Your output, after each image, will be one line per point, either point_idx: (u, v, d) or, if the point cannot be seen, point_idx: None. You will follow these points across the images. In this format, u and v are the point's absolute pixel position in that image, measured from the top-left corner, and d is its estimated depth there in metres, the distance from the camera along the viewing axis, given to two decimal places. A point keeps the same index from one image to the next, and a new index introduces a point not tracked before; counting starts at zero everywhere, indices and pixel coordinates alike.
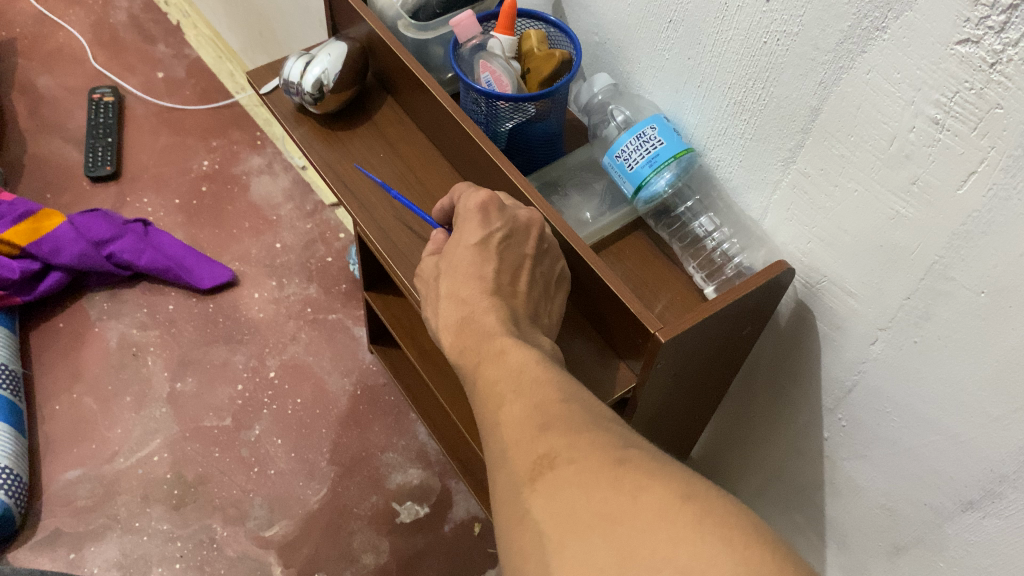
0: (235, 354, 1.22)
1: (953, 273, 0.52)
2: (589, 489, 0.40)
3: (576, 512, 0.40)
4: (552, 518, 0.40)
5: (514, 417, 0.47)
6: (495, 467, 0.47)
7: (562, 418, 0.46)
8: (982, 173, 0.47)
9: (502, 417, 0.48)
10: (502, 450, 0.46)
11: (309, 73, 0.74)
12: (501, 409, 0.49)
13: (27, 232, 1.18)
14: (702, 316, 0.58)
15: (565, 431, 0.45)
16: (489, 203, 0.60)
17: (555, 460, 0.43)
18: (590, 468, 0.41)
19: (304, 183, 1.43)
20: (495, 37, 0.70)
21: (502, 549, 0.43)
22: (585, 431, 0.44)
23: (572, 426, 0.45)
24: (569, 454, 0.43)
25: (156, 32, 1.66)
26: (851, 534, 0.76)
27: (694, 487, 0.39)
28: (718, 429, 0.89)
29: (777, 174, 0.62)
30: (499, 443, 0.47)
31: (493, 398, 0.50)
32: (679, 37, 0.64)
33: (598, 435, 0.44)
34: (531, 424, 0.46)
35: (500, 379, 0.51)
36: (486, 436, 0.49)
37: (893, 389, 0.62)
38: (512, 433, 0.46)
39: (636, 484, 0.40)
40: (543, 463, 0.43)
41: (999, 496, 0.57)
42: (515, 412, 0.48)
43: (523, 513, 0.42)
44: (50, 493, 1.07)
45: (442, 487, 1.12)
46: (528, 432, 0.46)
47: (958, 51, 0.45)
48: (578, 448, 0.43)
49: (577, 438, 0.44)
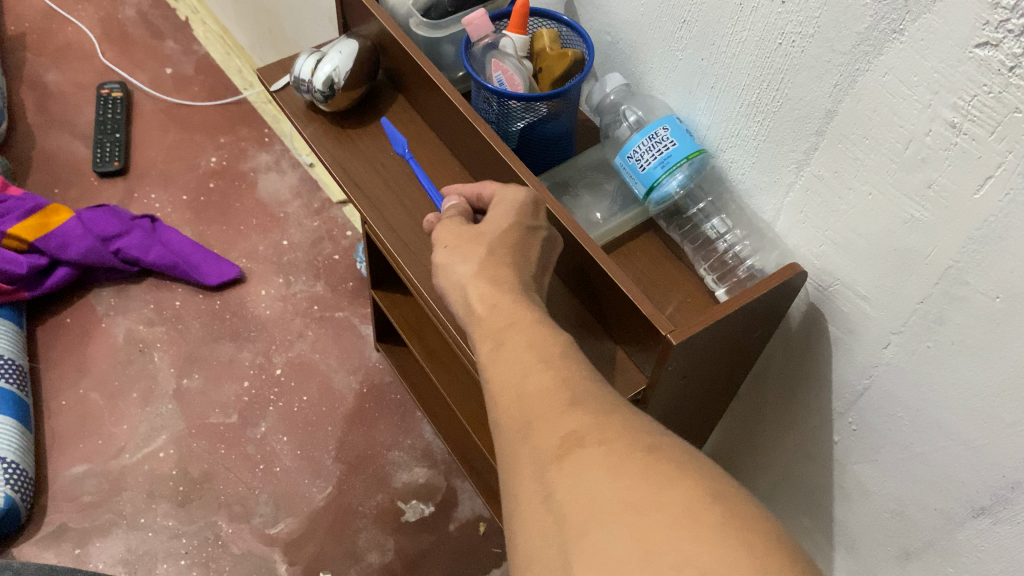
0: (242, 350, 1.22)
1: (968, 277, 0.51)
2: (615, 476, 0.39)
3: (601, 498, 0.39)
4: (577, 502, 0.39)
5: (537, 391, 0.46)
6: (512, 442, 0.45)
7: (592, 401, 0.45)
8: (1000, 178, 0.46)
9: (527, 386, 0.47)
10: (526, 425, 0.45)
11: (321, 70, 0.74)
12: (525, 377, 0.47)
13: (35, 228, 1.18)
14: (714, 318, 0.57)
15: (595, 414, 0.44)
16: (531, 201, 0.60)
17: (584, 441, 0.42)
18: (620, 453, 0.41)
19: (312, 180, 1.43)
20: (507, 36, 0.69)
21: (520, 529, 0.42)
22: (615, 417, 0.44)
23: (602, 410, 0.44)
24: (597, 437, 0.42)
25: (165, 28, 1.66)
26: (860, 538, 0.75)
27: (722, 488, 0.38)
28: (728, 429, 0.88)
29: (790, 177, 0.61)
30: (523, 414, 0.46)
31: (511, 368, 0.49)
32: (692, 37, 0.63)
33: (629, 423, 0.43)
34: (557, 400, 0.45)
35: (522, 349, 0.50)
36: (501, 401, 0.48)
37: (906, 394, 0.61)
38: (537, 408, 0.45)
39: (665, 476, 0.39)
40: (571, 443, 0.42)
41: (1011, 503, 0.56)
42: (544, 385, 0.46)
43: (547, 493, 0.41)
44: (55, 488, 1.07)
45: (448, 486, 1.12)
46: (556, 408, 0.45)
47: (976, 54, 0.44)
48: (608, 433, 0.42)
49: (607, 421, 0.43)
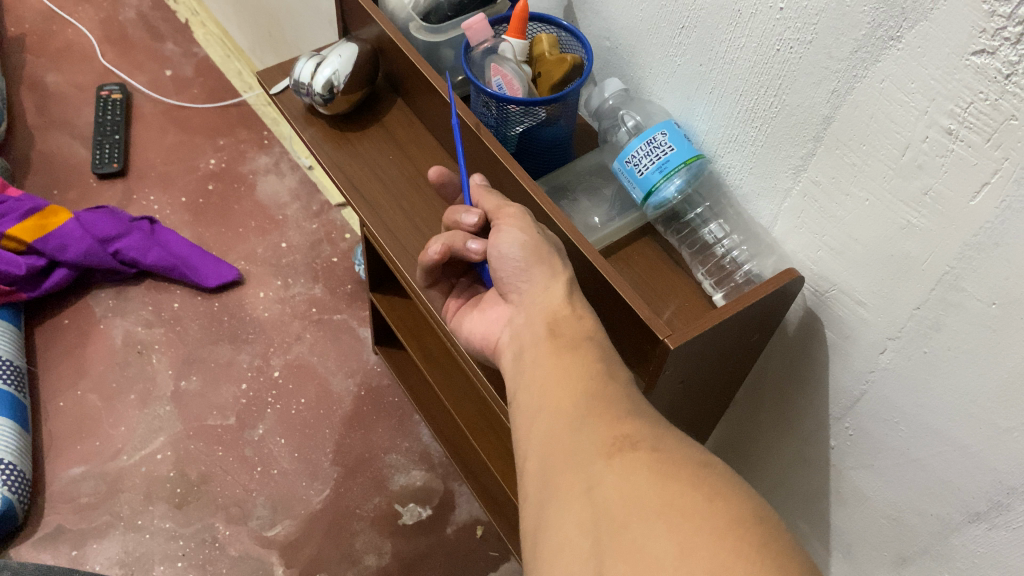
0: (240, 353, 1.22)
1: (965, 283, 0.51)
2: (664, 480, 0.39)
3: (644, 496, 0.39)
4: (621, 497, 0.39)
5: (606, 391, 0.47)
6: (558, 433, 0.46)
7: (650, 416, 0.45)
8: (996, 185, 0.46)
9: (590, 385, 0.47)
10: (581, 418, 0.45)
11: (320, 73, 0.74)
12: (589, 377, 0.48)
13: (34, 229, 1.18)
14: (711, 322, 0.58)
15: (653, 425, 0.44)
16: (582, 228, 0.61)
17: (637, 444, 0.42)
18: (670, 461, 0.40)
19: (311, 183, 1.43)
20: (507, 41, 0.69)
21: (553, 510, 0.42)
22: (671, 434, 0.44)
23: (662, 424, 0.44)
24: (652, 444, 0.42)
25: (165, 30, 1.66)
26: (856, 543, 0.75)
27: (768, 514, 0.37)
28: (724, 434, 0.88)
29: (788, 182, 0.62)
30: (580, 406, 0.46)
31: (581, 368, 0.49)
32: (691, 43, 0.63)
33: (685, 440, 0.43)
34: (621, 406, 0.45)
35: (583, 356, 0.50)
36: (554, 392, 0.48)
37: (902, 399, 0.62)
38: (598, 407, 0.46)
39: (713, 489, 0.38)
40: (625, 443, 0.42)
41: (1006, 508, 0.57)
42: (608, 389, 0.47)
43: (591, 484, 0.41)
44: (53, 489, 1.07)
45: (445, 489, 1.12)
46: (616, 410, 0.45)
47: (973, 62, 0.45)
48: (664, 442, 0.42)
49: (663, 435, 0.43)
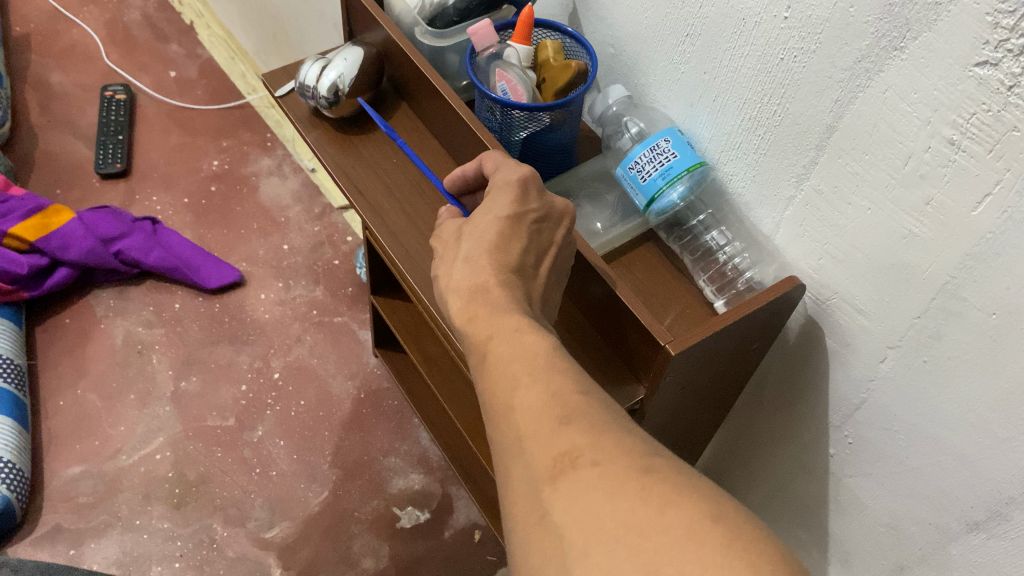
0: (240, 354, 1.22)
1: (965, 293, 0.52)
2: (613, 496, 0.38)
3: (600, 520, 0.38)
4: (576, 523, 0.38)
5: (532, 403, 0.44)
6: (507, 458, 0.44)
7: (583, 411, 0.43)
8: (997, 196, 0.47)
9: (516, 401, 0.45)
10: (518, 440, 0.44)
11: (325, 77, 0.75)
12: (515, 391, 0.46)
13: (37, 228, 1.18)
14: (712, 329, 0.58)
15: (588, 427, 0.42)
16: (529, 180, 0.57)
17: (578, 460, 0.41)
18: (614, 474, 0.39)
19: (314, 185, 1.44)
20: (512, 46, 0.70)
21: (517, 549, 0.41)
22: (609, 431, 0.42)
23: (596, 423, 0.42)
24: (592, 456, 0.41)
25: (170, 31, 1.67)
26: (854, 552, 0.75)
27: (722, 510, 0.37)
28: (725, 443, 0.88)
29: (790, 191, 0.62)
30: (513, 429, 0.44)
31: (504, 379, 0.47)
32: (695, 51, 0.64)
33: (623, 437, 0.42)
34: (550, 414, 0.43)
35: (513, 358, 0.47)
36: (493, 416, 0.46)
37: (902, 408, 0.62)
38: (531, 423, 0.43)
39: (664, 498, 0.37)
40: (565, 462, 0.41)
41: (1005, 517, 0.57)
42: (532, 397, 0.44)
43: (543, 513, 0.40)
44: (51, 488, 1.07)
45: (443, 493, 1.12)
46: (546, 423, 0.43)
47: (976, 73, 0.45)
48: (603, 449, 0.41)
49: (602, 437, 0.41)
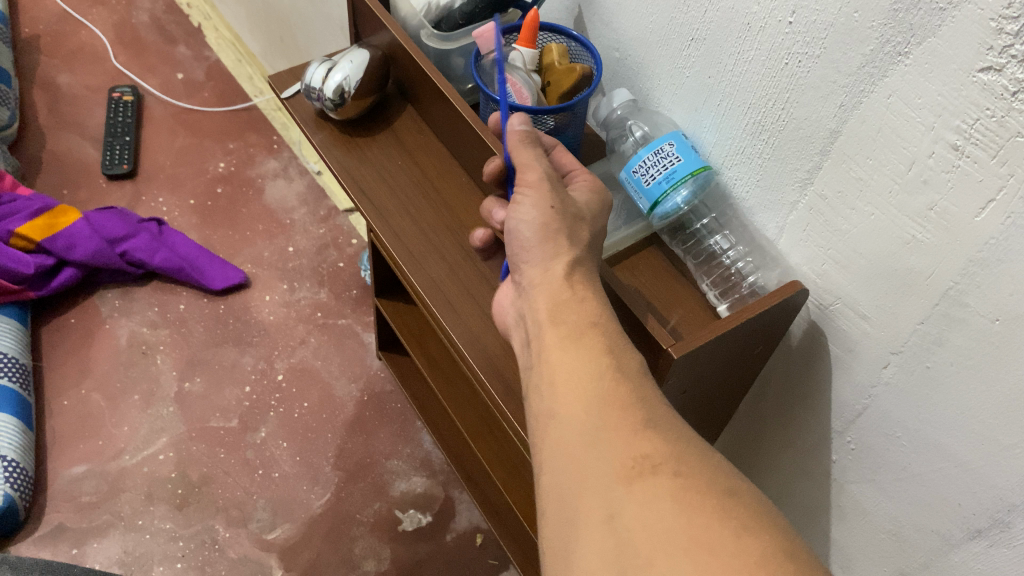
0: (244, 355, 1.22)
1: (968, 299, 0.52)
2: (689, 509, 0.39)
3: (671, 531, 0.38)
4: (646, 529, 0.39)
5: (619, 397, 0.45)
6: (573, 444, 0.44)
7: (665, 425, 0.44)
8: (1001, 202, 0.47)
9: (599, 392, 0.46)
10: (595, 429, 0.44)
11: (331, 79, 0.75)
12: (597, 382, 0.46)
13: (43, 228, 1.19)
14: (715, 333, 0.58)
15: (672, 440, 0.43)
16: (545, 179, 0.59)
17: (656, 468, 0.41)
18: (693, 489, 0.40)
19: (319, 188, 1.44)
20: (517, 50, 0.70)
21: (574, 540, 0.41)
22: (690, 447, 0.43)
23: (679, 437, 0.43)
24: (673, 467, 0.41)
25: (178, 33, 1.68)
26: (855, 558, 0.75)
27: (795, 544, 0.37)
28: (725, 449, 0.88)
29: (793, 196, 0.62)
30: (592, 418, 0.45)
31: (586, 367, 0.47)
32: (700, 55, 0.64)
33: (704, 456, 0.42)
34: (636, 416, 0.44)
35: (594, 351, 0.48)
36: (564, 400, 0.47)
37: (905, 414, 0.61)
38: (612, 417, 0.44)
39: (741, 522, 0.38)
40: (644, 465, 0.41)
41: (1008, 525, 0.56)
42: (618, 394, 0.45)
43: (612, 512, 0.40)
44: (55, 487, 1.07)
45: (445, 496, 1.12)
46: (629, 424, 0.44)
47: (980, 79, 0.45)
48: (685, 463, 0.41)
49: (683, 452, 0.42)
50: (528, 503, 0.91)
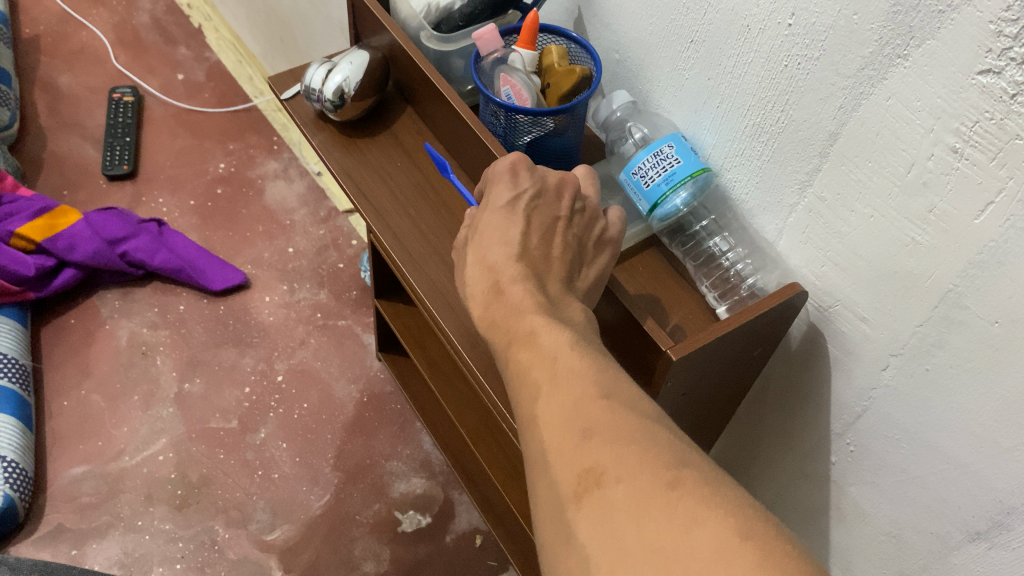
0: (244, 356, 1.22)
1: (968, 301, 0.52)
2: (638, 516, 0.36)
3: (626, 544, 0.36)
4: (602, 544, 0.36)
5: (558, 412, 0.43)
6: (531, 469, 0.43)
7: (606, 422, 0.41)
8: (1000, 204, 0.47)
9: (538, 412, 0.43)
10: (542, 453, 0.42)
11: (331, 80, 0.75)
12: (536, 402, 0.44)
13: (44, 228, 1.19)
14: (713, 335, 0.58)
15: (612, 439, 0.40)
16: (518, 164, 0.57)
17: (602, 478, 0.39)
18: (639, 491, 0.37)
19: (319, 189, 1.44)
20: (517, 51, 0.70)
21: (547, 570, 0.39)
22: (633, 441, 0.40)
23: (620, 433, 0.40)
24: (617, 473, 0.38)
25: (178, 34, 1.68)
26: (854, 560, 0.75)
27: (751, 526, 0.35)
28: (725, 452, 0.88)
29: (793, 198, 0.62)
30: (537, 441, 0.43)
31: (527, 389, 0.45)
32: (700, 57, 0.64)
33: (648, 446, 0.39)
34: (575, 425, 0.41)
35: (534, 365, 0.46)
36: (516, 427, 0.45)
37: (904, 416, 0.61)
38: (554, 434, 0.42)
39: (691, 517, 0.35)
40: (590, 478, 0.39)
41: (1007, 528, 0.56)
42: (553, 409, 0.43)
43: (569, 534, 0.38)
44: (54, 488, 1.07)
45: (445, 497, 1.12)
46: (569, 437, 0.41)
47: (979, 81, 0.45)
48: (627, 465, 0.38)
49: (627, 451, 0.39)
50: (528, 505, 0.91)
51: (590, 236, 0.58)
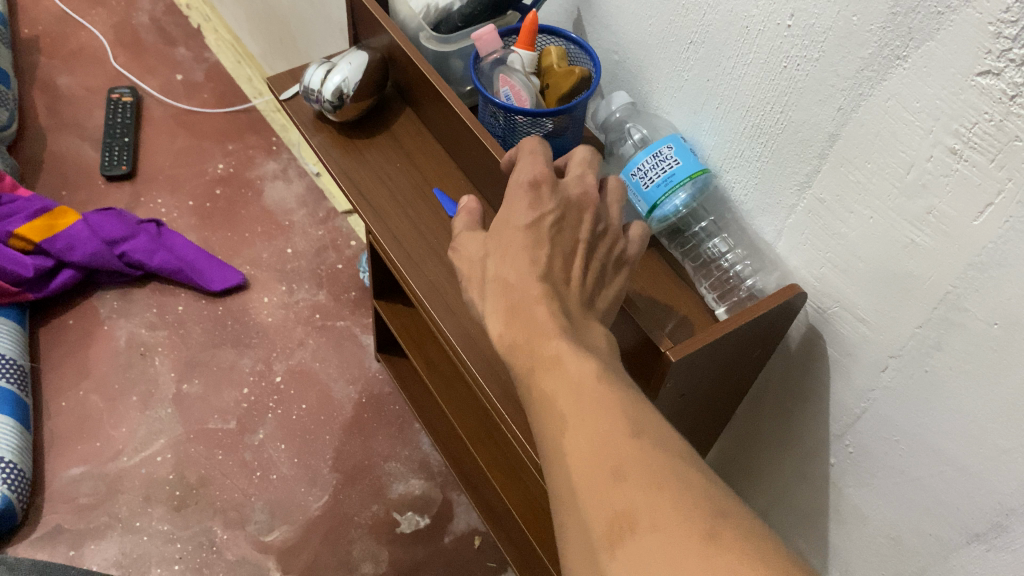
0: (243, 357, 1.22)
1: (967, 303, 0.52)
2: (674, 567, 0.35)
3: None
4: None
5: (586, 448, 0.41)
6: (560, 508, 0.41)
7: (637, 461, 0.39)
8: (999, 206, 0.47)
9: (566, 448, 0.41)
10: (571, 493, 0.40)
11: (330, 81, 0.75)
12: (563, 436, 0.42)
13: (42, 229, 1.19)
14: (712, 337, 0.58)
15: (644, 481, 0.38)
16: (541, 180, 0.53)
17: (636, 524, 0.37)
18: (675, 539, 0.35)
19: (318, 189, 1.44)
20: (516, 52, 0.70)
21: None
22: (667, 482, 0.38)
23: (652, 474, 0.38)
24: (651, 519, 0.37)
25: (177, 35, 1.68)
26: (853, 562, 0.75)
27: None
28: (724, 454, 0.88)
29: (792, 199, 0.62)
30: (565, 480, 0.41)
31: (552, 420, 0.43)
32: (699, 58, 0.64)
33: (682, 488, 0.38)
34: (605, 463, 0.40)
35: (558, 394, 0.44)
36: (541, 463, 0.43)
37: (903, 418, 0.61)
38: (584, 472, 0.40)
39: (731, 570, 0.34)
40: (623, 525, 0.37)
41: (1006, 529, 0.56)
42: (582, 445, 0.41)
43: None
44: (52, 489, 1.07)
45: (443, 499, 1.11)
46: (600, 477, 0.39)
47: (978, 83, 0.45)
48: (661, 510, 0.37)
49: (660, 495, 0.37)
50: (526, 507, 0.92)
51: (611, 259, 0.55)
